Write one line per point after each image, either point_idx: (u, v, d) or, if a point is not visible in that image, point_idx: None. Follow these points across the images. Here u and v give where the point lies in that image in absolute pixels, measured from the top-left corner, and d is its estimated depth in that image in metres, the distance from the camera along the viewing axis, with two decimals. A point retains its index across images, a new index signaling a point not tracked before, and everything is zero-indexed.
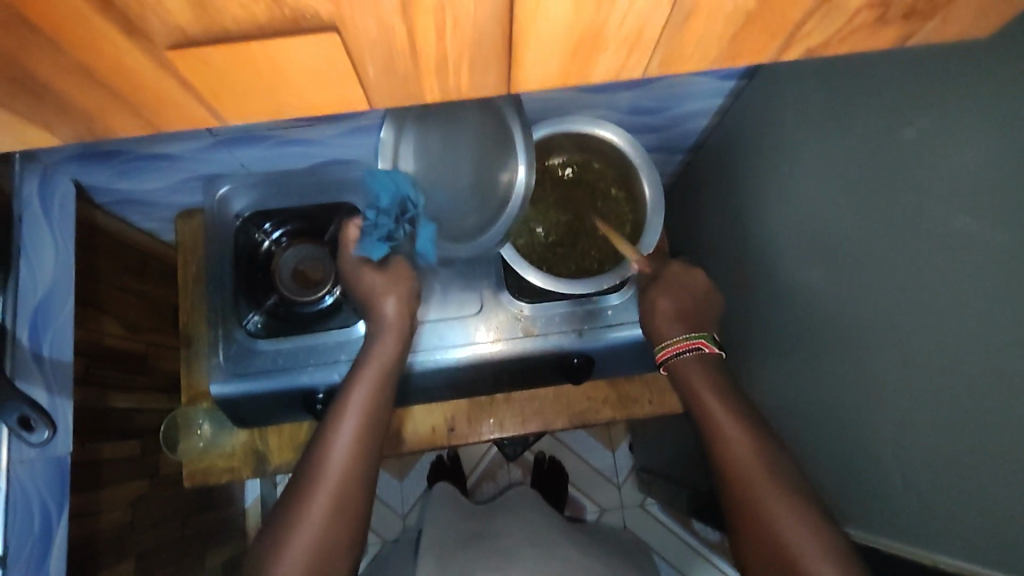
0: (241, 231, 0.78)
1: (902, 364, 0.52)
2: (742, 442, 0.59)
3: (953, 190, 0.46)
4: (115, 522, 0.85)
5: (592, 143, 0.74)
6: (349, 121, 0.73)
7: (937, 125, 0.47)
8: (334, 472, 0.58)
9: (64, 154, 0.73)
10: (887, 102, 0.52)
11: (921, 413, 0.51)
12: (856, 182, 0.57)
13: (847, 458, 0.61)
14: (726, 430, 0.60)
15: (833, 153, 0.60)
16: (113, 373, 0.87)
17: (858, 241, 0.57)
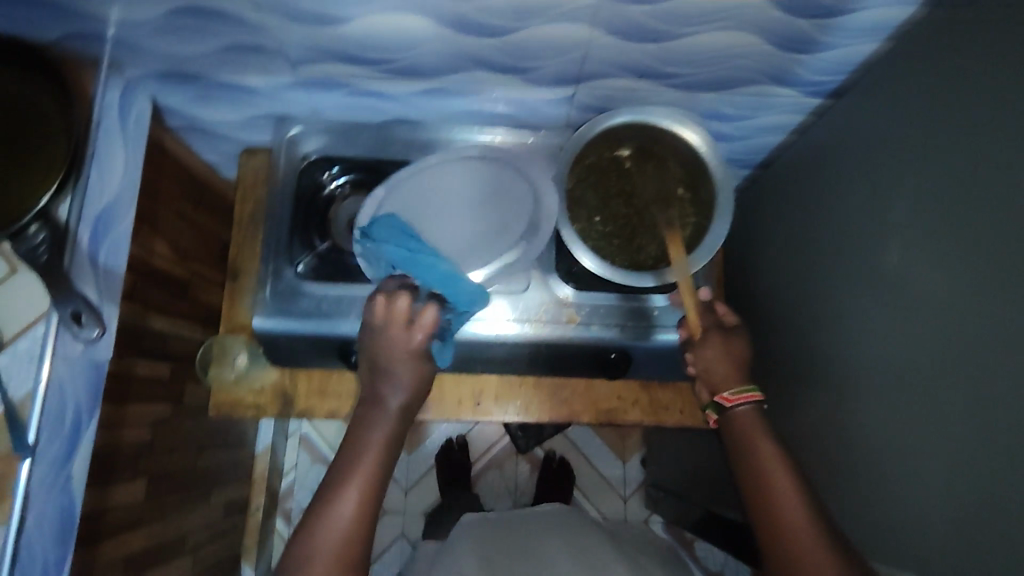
0: (305, 172, 0.79)
1: (969, 403, 0.50)
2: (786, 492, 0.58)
3: None
4: (136, 439, 0.86)
5: (664, 139, 0.73)
6: (426, 81, 0.74)
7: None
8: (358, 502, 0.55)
9: (147, 68, 0.73)
10: (986, 134, 0.50)
11: (982, 456, 0.48)
12: (938, 214, 0.55)
13: (882, 495, 0.60)
14: (776, 484, 0.59)
15: (915, 182, 0.58)
16: (156, 294, 0.89)
17: (931, 273, 0.55)
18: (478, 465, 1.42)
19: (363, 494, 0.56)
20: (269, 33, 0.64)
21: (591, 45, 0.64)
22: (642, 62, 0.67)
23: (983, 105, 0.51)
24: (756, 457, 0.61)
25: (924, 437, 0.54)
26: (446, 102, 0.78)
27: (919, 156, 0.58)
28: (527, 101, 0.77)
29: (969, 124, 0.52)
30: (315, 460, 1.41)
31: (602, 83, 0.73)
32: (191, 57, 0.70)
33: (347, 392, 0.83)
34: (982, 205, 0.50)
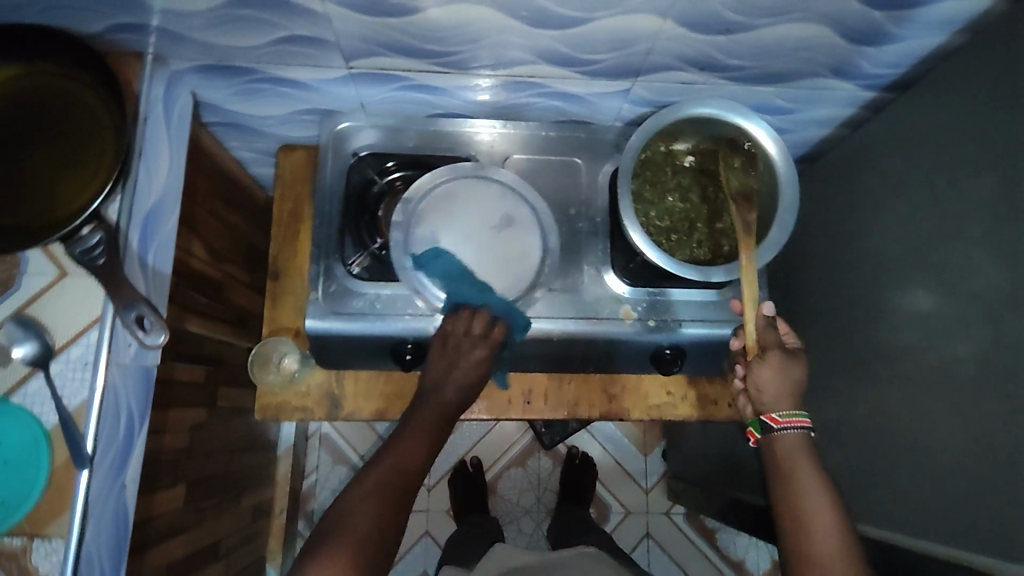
0: (354, 168, 0.77)
1: None
2: (822, 516, 0.61)
3: None
4: (176, 444, 0.84)
5: (722, 134, 0.73)
6: (482, 74, 0.72)
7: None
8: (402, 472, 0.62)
9: (192, 63, 0.71)
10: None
11: None
12: (1018, 205, 0.55)
13: (952, 484, 0.60)
14: (815, 515, 0.62)
15: (990, 173, 0.58)
16: (193, 296, 0.86)
17: (1011, 263, 0.55)
18: (501, 462, 1.42)
19: (401, 472, 0.61)
20: (331, 25, 0.63)
21: (659, 36, 0.64)
22: (706, 54, 0.67)
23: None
24: (798, 485, 0.63)
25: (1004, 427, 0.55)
26: (498, 97, 0.77)
27: (994, 148, 0.58)
28: (580, 95, 0.76)
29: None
30: (338, 461, 1.37)
31: (661, 79, 0.73)
32: (243, 51, 0.68)
33: (397, 394, 0.81)
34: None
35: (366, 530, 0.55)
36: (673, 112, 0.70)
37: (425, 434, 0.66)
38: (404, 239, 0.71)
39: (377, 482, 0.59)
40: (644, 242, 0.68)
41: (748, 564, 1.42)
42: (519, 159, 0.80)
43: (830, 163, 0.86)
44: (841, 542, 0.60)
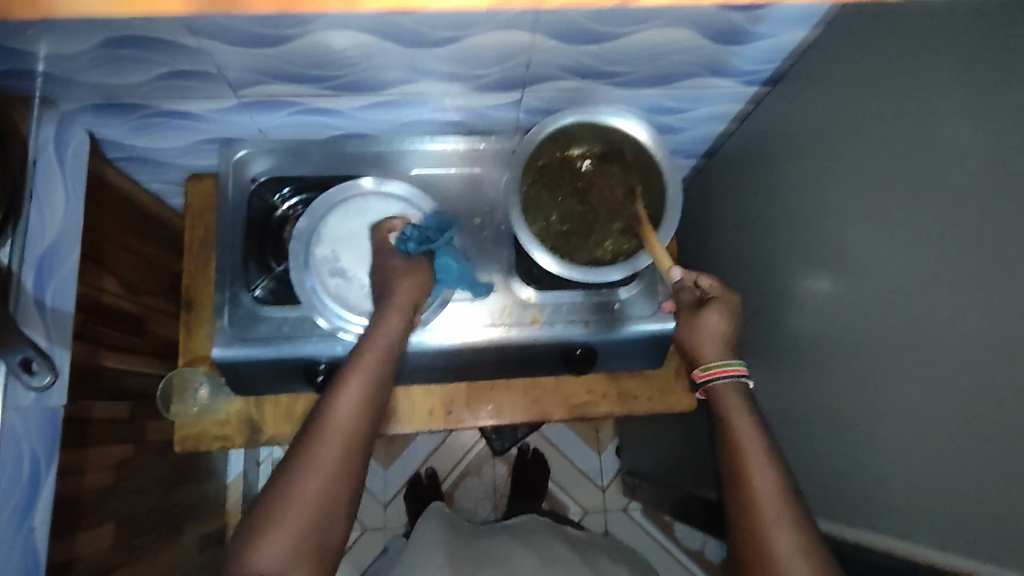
0: (256, 194, 0.78)
1: (916, 365, 0.53)
2: (760, 468, 0.60)
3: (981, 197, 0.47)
4: (98, 483, 0.83)
5: (612, 137, 0.75)
6: (373, 94, 0.73)
7: (970, 131, 0.48)
8: (317, 489, 0.55)
9: (83, 103, 0.71)
10: (916, 111, 0.53)
11: (931, 412, 0.52)
12: (878, 189, 0.58)
13: (851, 463, 0.63)
14: (754, 471, 0.60)
15: (854, 160, 0.61)
16: (107, 332, 0.86)
17: (877, 247, 0.58)
18: (455, 473, 1.42)
19: (342, 453, 0.57)
20: (210, 58, 0.64)
21: (533, 49, 0.66)
22: (585, 63, 0.69)
23: (910, 84, 0.54)
24: (738, 446, 0.61)
25: (885, 403, 0.57)
26: (394, 115, 0.78)
27: (854, 136, 0.61)
28: (475, 107, 0.78)
29: (898, 103, 0.55)
30: None
31: (548, 87, 0.75)
32: (129, 88, 0.68)
33: None
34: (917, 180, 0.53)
35: (305, 530, 0.54)
36: (552, 121, 0.73)
37: (370, 393, 0.61)
38: (303, 255, 0.73)
39: (320, 456, 0.56)
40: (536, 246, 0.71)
41: (707, 554, 1.41)
42: (416, 174, 0.82)
43: (728, 157, 0.89)
44: (778, 494, 0.58)
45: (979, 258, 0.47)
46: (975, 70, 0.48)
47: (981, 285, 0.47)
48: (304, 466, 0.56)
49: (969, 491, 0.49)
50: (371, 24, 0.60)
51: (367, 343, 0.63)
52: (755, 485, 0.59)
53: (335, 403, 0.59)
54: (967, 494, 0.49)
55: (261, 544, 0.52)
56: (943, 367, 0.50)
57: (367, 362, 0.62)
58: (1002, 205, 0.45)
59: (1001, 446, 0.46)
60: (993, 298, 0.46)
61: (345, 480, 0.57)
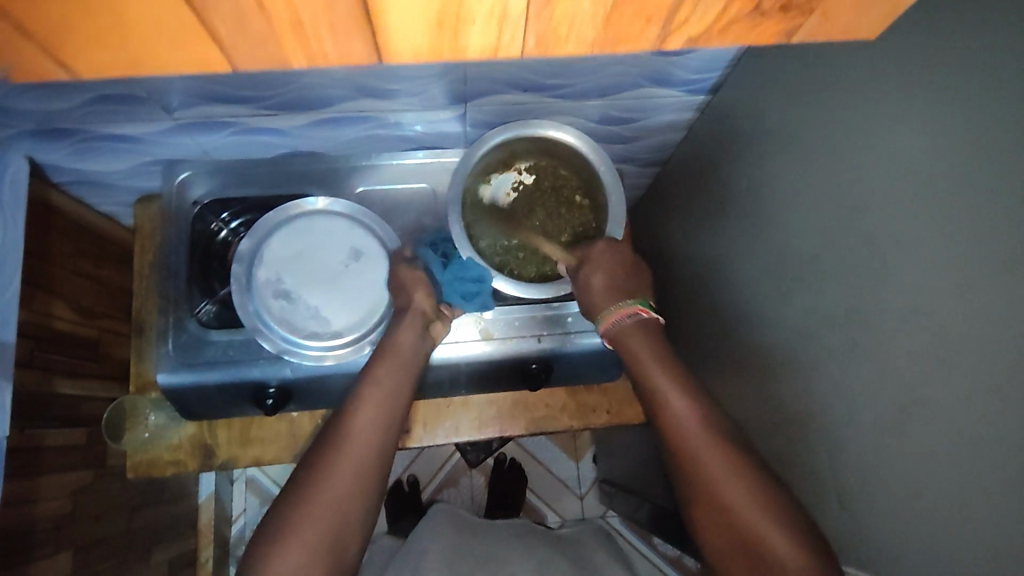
0: (198, 217, 0.78)
1: (860, 376, 0.52)
2: (689, 418, 0.59)
3: (919, 204, 0.46)
4: (54, 511, 0.82)
5: (555, 150, 0.74)
6: (314, 112, 0.72)
7: (908, 143, 0.47)
8: (336, 505, 0.58)
9: (20, 129, 0.70)
10: (857, 121, 0.52)
11: (878, 422, 0.51)
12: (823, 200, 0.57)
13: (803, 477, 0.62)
14: (688, 433, 0.59)
15: (801, 170, 0.60)
16: (60, 357, 0.85)
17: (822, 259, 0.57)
18: (432, 486, 1.40)
19: (360, 467, 0.60)
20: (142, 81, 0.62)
21: (470, 64, 0.65)
22: (527, 76, 0.68)
23: (851, 96, 0.53)
24: (660, 392, 0.61)
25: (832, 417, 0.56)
26: (340, 133, 0.77)
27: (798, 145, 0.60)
28: (421, 123, 0.77)
29: (840, 115, 0.54)
30: (264, 500, 1.38)
31: (491, 101, 0.74)
32: (64, 113, 0.67)
33: (272, 436, 0.81)
34: (859, 191, 0.52)
35: (326, 538, 0.56)
36: (489, 138, 0.71)
37: (389, 408, 0.63)
38: (245, 278, 0.72)
39: (340, 468, 0.59)
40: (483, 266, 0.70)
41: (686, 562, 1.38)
42: (363, 191, 0.80)
43: (684, 166, 0.88)
44: (711, 440, 0.58)
45: (919, 271, 0.46)
46: (910, 80, 0.47)
47: (920, 297, 0.46)
48: (324, 481, 0.58)
49: (915, 509, 0.48)
50: None
51: (384, 365, 0.65)
52: (689, 434, 0.59)
53: (356, 419, 0.62)
54: (915, 507, 0.48)
55: (281, 556, 0.55)
56: (885, 382, 0.49)
57: (386, 384, 0.64)
58: (939, 217, 0.44)
59: (941, 463, 0.45)
60: (931, 312, 0.45)
61: (361, 498, 0.59)
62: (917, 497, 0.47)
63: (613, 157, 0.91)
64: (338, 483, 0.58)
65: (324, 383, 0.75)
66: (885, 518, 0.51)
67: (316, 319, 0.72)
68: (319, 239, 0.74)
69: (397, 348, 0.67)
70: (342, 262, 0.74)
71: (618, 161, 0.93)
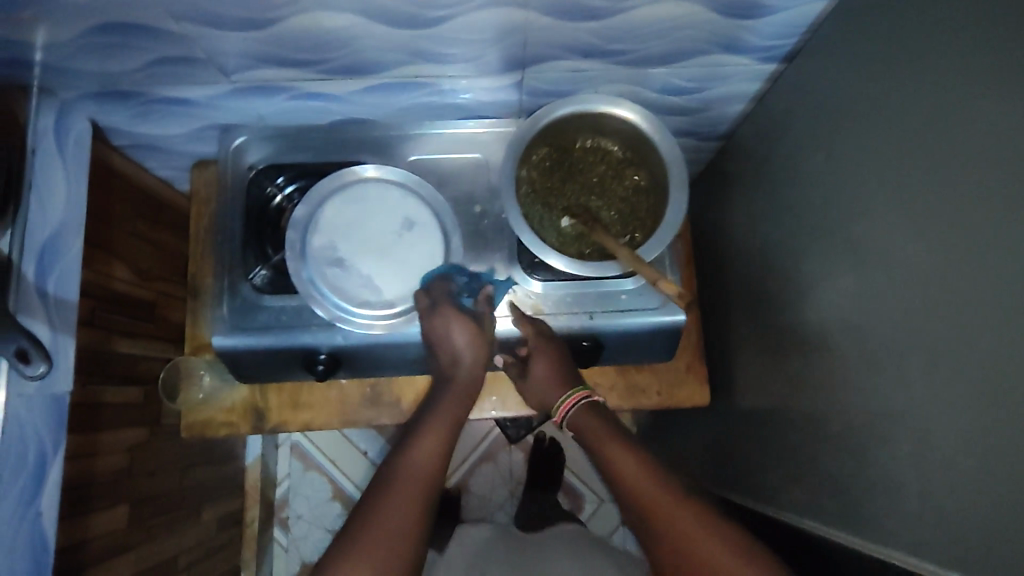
0: (254, 182, 0.78)
1: (946, 356, 0.48)
2: (624, 461, 0.65)
3: (1007, 170, 0.42)
4: (113, 466, 0.84)
5: (608, 124, 0.71)
6: (368, 77, 0.71)
7: (1001, 109, 0.43)
8: (399, 526, 0.58)
9: (82, 90, 0.71)
10: (951, 91, 0.48)
11: (958, 399, 0.47)
12: (903, 177, 0.53)
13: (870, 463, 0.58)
14: (637, 488, 0.63)
15: (877, 142, 0.56)
16: (119, 319, 0.87)
17: (900, 245, 0.53)
18: (469, 460, 1.40)
19: (422, 484, 0.62)
20: (199, 43, 0.63)
21: (529, 28, 0.62)
22: (587, 42, 0.65)
23: (948, 62, 0.48)
24: (604, 447, 0.67)
25: (907, 408, 0.53)
26: (393, 100, 0.76)
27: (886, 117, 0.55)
28: (474, 91, 0.75)
29: (937, 91, 0.49)
30: (307, 466, 1.41)
31: (550, 66, 0.70)
32: (125, 74, 0.68)
33: (321, 403, 0.82)
34: (943, 160, 0.48)
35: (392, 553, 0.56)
36: (555, 109, 0.68)
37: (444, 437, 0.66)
38: (299, 244, 0.72)
39: (405, 490, 0.60)
40: (542, 247, 0.66)
41: None
42: (416, 160, 0.78)
43: (745, 139, 0.83)
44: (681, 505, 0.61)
45: (1007, 250, 0.42)
46: (1015, 40, 0.42)
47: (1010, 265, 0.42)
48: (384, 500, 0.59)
49: (996, 502, 0.44)
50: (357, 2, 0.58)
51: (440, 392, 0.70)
52: (678, 537, 0.59)
53: (414, 452, 0.64)
54: (993, 493, 0.45)
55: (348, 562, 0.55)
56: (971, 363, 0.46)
57: (439, 422, 0.67)
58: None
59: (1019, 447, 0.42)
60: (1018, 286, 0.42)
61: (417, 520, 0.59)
62: (994, 489, 0.44)
63: (673, 131, 0.87)
64: (399, 499, 0.60)
65: (373, 351, 0.75)
66: (956, 508, 0.48)
67: (366, 286, 0.72)
68: (375, 207, 0.73)
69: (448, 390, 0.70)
70: (398, 231, 0.73)
71: (678, 133, 0.88)
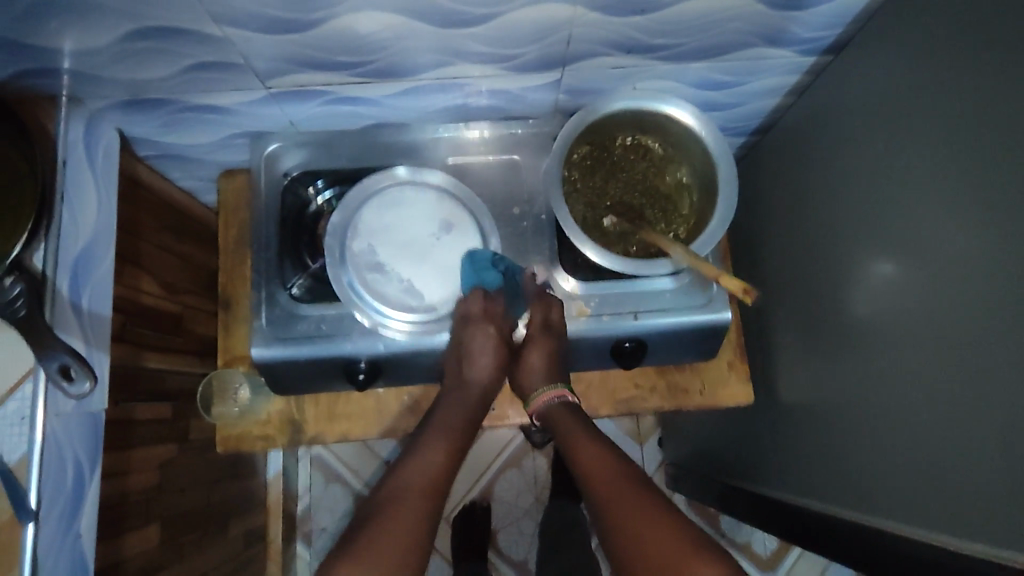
0: (289, 189, 0.77)
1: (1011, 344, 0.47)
2: (587, 451, 0.65)
3: None
4: (145, 484, 0.82)
5: (650, 121, 0.70)
6: (406, 80, 0.69)
7: None
8: (406, 529, 0.57)
9: (111, 99, 0.69)
10: (1019, 75, 0.47)
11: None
12: (962, 163, 0.52)
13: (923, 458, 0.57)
14: (598, 478, 0.62)
15: (929, 129, 0.55)
16: (147, 333, 0.85)
17: (959, 235, 0.52)
18: (494, 468, 1.39)
19: (423, 489, 0.61)
20: (236, 47, 0.61)
21: (574, 24, 0.61)
22: (630, 37, 0.64)
23: (1016, 46, 0.47)
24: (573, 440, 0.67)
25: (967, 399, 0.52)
26: (428, 102, 0.75)
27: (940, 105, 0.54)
28: (511, 91, 0.74)
29: (1005, 75, 0.48)
30: (329, 478, 1.39)
31: (590, 63, 0.69)
32: (157, 82, 0.66)
33: (358, 413, 0.80)
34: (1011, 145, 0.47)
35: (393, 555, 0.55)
36: (599, 105, 0.67)
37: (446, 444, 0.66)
38: (338, 249, 0.70)
39: (406, 493, 0.60)
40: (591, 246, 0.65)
41: (755, 546, 1.35)
42: (452, 162, 0.77)
43: (780, 134, 0.83)
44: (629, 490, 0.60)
45: None
46: None
47: None
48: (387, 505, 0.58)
49: None
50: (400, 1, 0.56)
51: (448, 398, 0.71)
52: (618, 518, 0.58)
53: (417, 459, 0.64)
54: None
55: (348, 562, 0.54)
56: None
57: (441, 431, 0.67)
58: None
59: None
60: None
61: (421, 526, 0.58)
62: None
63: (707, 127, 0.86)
64: (401, 505, 0.59)
65: (415, 358, 0.74)
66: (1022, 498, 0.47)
67: (409, 292, 0.70)
68: (414, 211, 0.72)
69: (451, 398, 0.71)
70: (440, 235, 0.72)
71: None
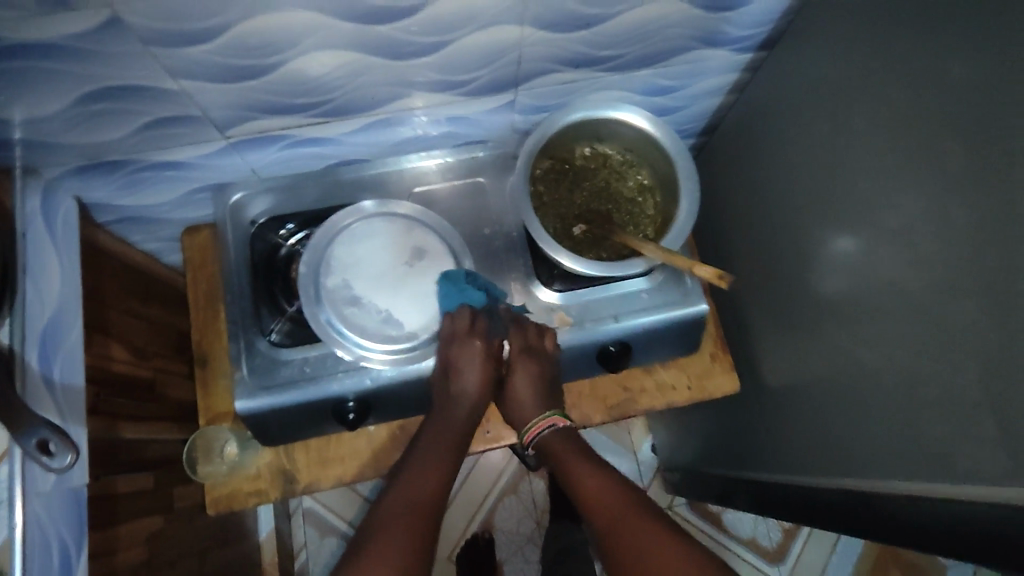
0: (257, 236, 0.76)
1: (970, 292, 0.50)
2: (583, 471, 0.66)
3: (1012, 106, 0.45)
4: (134, 560, 0.78)
5: (606, 130, 0.73)
6: (364, 116, 0.71)
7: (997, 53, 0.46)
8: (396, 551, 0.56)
9: (67, 165, 0.68)
10: (940, 45, 0.51)
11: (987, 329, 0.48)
12: (900, 132, 0.55)
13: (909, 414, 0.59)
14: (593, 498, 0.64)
15: (867, 105, 0.59)
16: (122, 402, 0.82)
17: (906, 199, 0.55)
18: (491, 497, 1.36)
19: (416, 512, 0.61)
20: (192, 99, 0.61)
21: (523, 44, 0.64)
22: (577, 52, 0.67)
23: (931, 21, 0.51)
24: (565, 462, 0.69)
25: None
26: (388, 135, 0.76)
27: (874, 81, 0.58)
28: (467, 116, 0.76)
29: (926, 49, 0.52)
30: (323, 532, 1.34)
31: (541, 81, 0.72)
32: (114, 143, 0.66)
33: (351, 454, 0.79)
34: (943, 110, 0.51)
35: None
36: (557, 118, 0.69)
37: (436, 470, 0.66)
38: (314, 289, 0.70)
39: (398, 516, 0.59)
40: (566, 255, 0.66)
41: (759, 539, 1.36)
42: (419, 191, 0.78)
43: (728, 130, 0.86)
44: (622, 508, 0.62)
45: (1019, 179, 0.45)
46: None
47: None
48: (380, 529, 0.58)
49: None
50: (354, 38, 0.58)
51: (432, 424, 0.71)
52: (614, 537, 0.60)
53: (409, 486, 0.63)
54: None
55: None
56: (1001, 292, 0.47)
57: (431, 458, 0.67)
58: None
59: None
60: None
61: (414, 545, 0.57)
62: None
63: None
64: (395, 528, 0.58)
65: (403, 389, 0.73)
66: None
67: (391, 323, 0.70)
68: (387, 242, 0.72)
69: (437, 421, 0.71)
70: (415, 263, 0.72)
71: None
